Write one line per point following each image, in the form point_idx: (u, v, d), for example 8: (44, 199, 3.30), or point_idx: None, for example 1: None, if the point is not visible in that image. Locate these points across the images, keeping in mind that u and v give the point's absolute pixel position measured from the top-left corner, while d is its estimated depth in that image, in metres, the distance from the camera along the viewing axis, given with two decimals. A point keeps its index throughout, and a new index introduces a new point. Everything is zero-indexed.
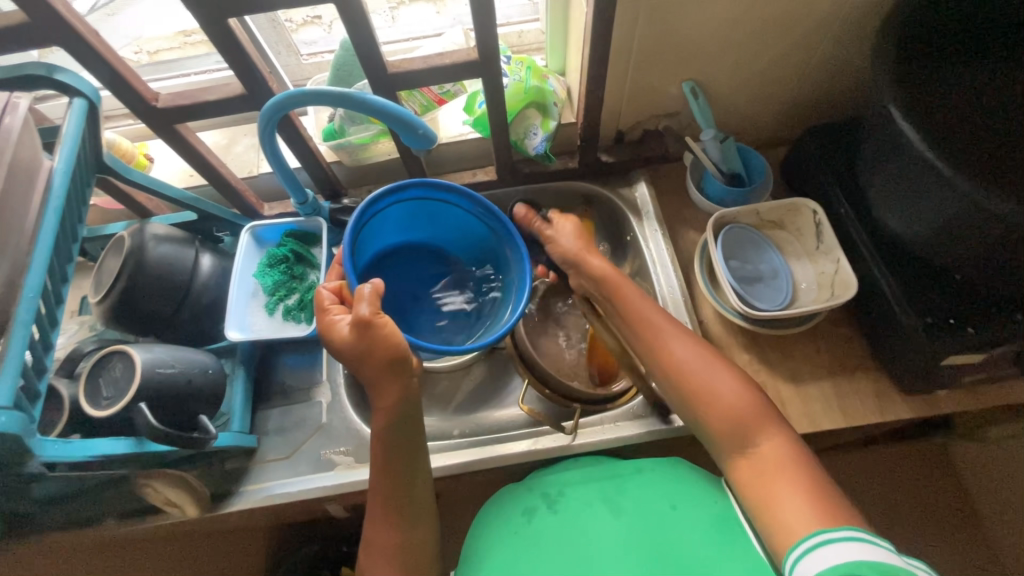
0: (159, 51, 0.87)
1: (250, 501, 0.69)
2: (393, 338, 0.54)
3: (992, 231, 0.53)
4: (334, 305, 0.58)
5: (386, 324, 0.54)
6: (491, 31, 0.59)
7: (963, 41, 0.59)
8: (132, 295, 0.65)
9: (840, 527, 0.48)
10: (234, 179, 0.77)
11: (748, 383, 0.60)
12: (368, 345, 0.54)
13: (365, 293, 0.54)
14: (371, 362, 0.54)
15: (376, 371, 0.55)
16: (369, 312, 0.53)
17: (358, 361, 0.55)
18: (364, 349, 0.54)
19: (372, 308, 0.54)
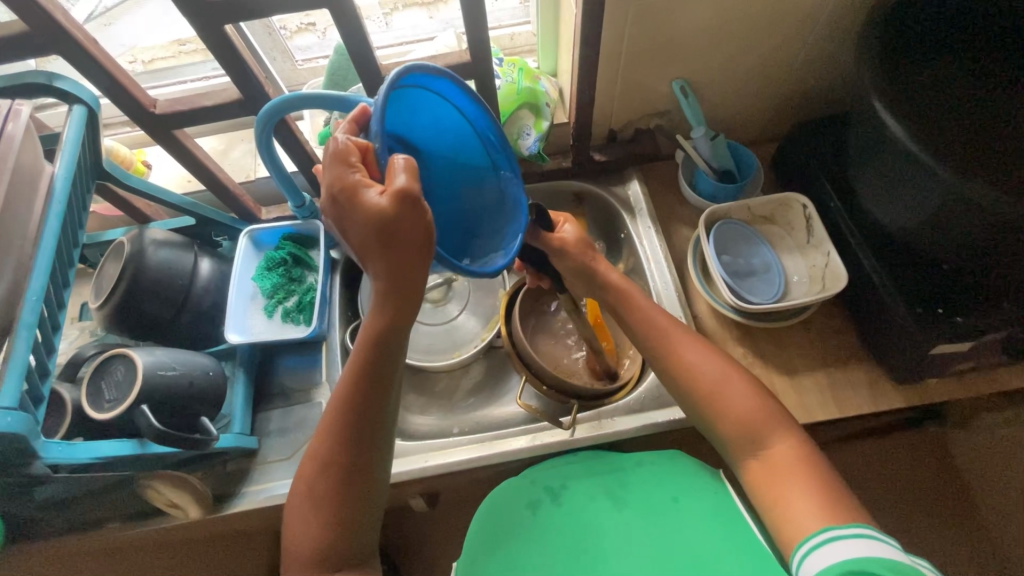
0: (155, 61, 0.88)
1: (253, 501, 0.70)
2: (427, 228, 0.45)
3: (977, 220, 0.54)
4: (358, 164, 0.45)
5: (424, 208, 0.44)
6: (482, 33, 0.60)
7: (945, 39, 0.60)
8: (132, 300, 0.66)
9: (846, 523, 0.49)
10: (232, 184, 0.78)
11: (737, 378, 0.60)
12: (397, 225, 0.43)
13: (403, 166, 0.43)
14: (397, 242, 0.44)
15: (402, 254, 0.45)
16: (407, 185, 0.42)
17: (382, 237, 0.44)
18: (387, 228, 0.43)
19: (413, 183, 0.43)
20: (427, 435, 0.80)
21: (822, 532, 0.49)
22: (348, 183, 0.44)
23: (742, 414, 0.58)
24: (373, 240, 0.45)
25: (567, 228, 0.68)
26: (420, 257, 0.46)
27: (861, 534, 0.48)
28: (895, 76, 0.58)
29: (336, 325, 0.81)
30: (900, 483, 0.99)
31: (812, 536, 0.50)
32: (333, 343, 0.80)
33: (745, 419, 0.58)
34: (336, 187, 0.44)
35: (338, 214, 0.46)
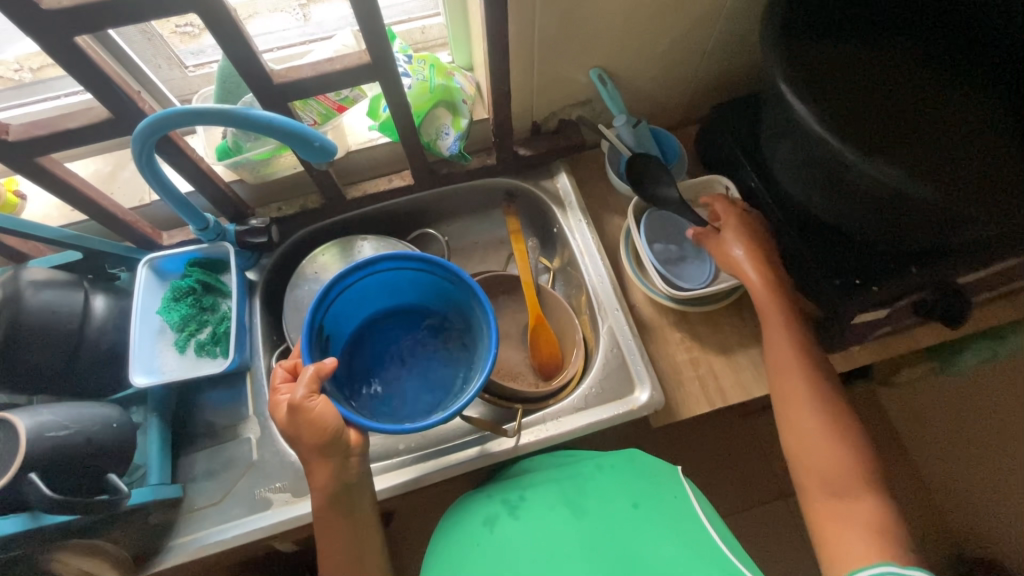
0: (45, 67, 0.77)
1: (183, 555, 0.64)
2: (330, 418, 0.56)
3: (880, 200, 0.56)
4: (285, 383, 0.60)
5: (320, 407, 0.56)
6: (380, 33, 0.56)
7: (842, 19, 0.62)
8: (10, 351, 0.58)
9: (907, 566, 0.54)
10: (121, 211, 0.70)
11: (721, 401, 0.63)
12: (296, 430, 0.56)
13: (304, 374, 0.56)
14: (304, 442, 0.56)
15: (309, 449, 0.56)
16: (302, 396, 0.55)
17: (293, 440, 0.56)
18: (302, 429, 0.55)
19: (306, 395, 0.56)
20: (372, 456, 0.76)
21: (883, 566, 0.54)
22: (275, 401, 0.58)
23: None
24: (297, 442, 0.56)
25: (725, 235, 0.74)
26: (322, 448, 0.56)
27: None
28: (799, 58, 0.58)
29: (260, 353, 0.76)
30: None
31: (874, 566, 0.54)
32: (258, 371, 0.75)
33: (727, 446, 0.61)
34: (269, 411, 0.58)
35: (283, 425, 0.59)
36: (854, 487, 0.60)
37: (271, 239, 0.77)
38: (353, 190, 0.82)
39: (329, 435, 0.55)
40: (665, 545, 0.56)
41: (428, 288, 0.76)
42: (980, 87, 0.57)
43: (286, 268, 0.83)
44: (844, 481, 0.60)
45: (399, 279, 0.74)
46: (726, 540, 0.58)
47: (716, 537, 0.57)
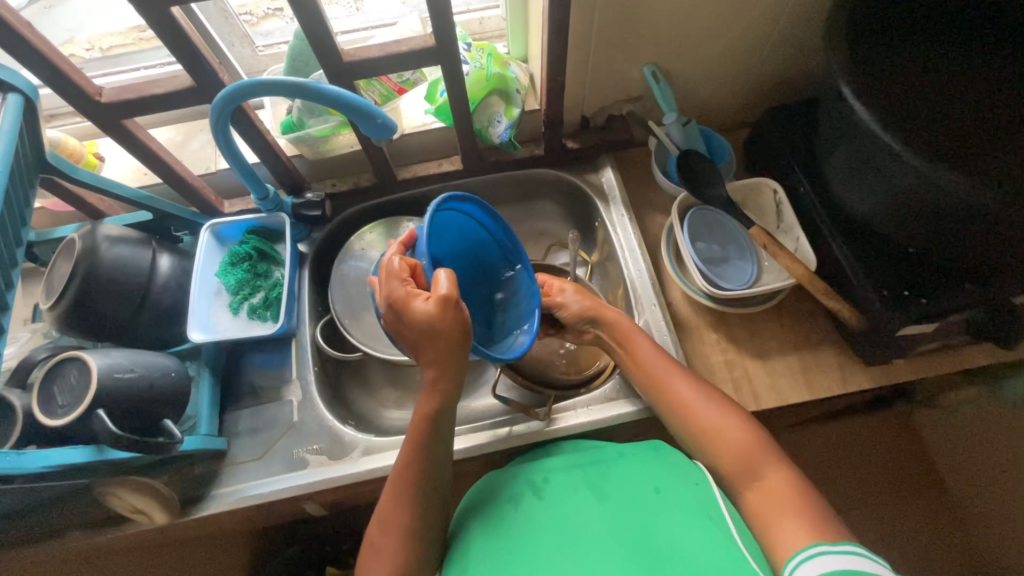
0: (115, 47, 0.83)
1: (223, 504, 0.68)
2: (465, 322, 0.53)
3: (937, 206, 0.55)
4: (406, 278, 0.54)
5: (460, 314, 0.52)
6: (446, 18, 0.58)
7: (909, 23, 0.61)
8: (86, 299, 0.62)
9: (837, 541, 0.49)
10: (190, 176, 0.75)
11: (726, 419, 0.61)
12: (438, 327, 0.52)
13: (444, 277, 0.52)
14: (438, 343, 0.52)
15: (440, 351, 0.53)
16: (451, 293, 0.51)
17: (426, 338, 0.52)
18: (441, 328, 0.52)
19: (454, 291, 0.52)
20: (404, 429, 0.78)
21: (812, 547, 0.49)
22: (400, 296, 0.53)
23: (723, 441, 0.60)
24: (421, 342, 0.53)
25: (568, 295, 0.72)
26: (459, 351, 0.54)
27: (852, 550, 0.48)
28: (863, 59, 0.58)
29: (306, 321, 0.80)
30: (868, 454, 1.04)
31: (801, 551, 0.50)
32: (303, 338, 0.79)
33: (730, 457, 0.59)
34: (387, 301, 0.53)
35: (392, 320, 0.54)
36: (762, 458, 0.58)
37: (324, 213, 0.82)
38: (404, 171, 0.85)
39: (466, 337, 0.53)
40: (687, 530, 0.55)
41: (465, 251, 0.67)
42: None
43: (335, 244, 0.86)
44: (756, 450, 0.58)
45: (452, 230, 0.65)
46: (743, 530, 0.57)
47: (730, 522, 0.57)
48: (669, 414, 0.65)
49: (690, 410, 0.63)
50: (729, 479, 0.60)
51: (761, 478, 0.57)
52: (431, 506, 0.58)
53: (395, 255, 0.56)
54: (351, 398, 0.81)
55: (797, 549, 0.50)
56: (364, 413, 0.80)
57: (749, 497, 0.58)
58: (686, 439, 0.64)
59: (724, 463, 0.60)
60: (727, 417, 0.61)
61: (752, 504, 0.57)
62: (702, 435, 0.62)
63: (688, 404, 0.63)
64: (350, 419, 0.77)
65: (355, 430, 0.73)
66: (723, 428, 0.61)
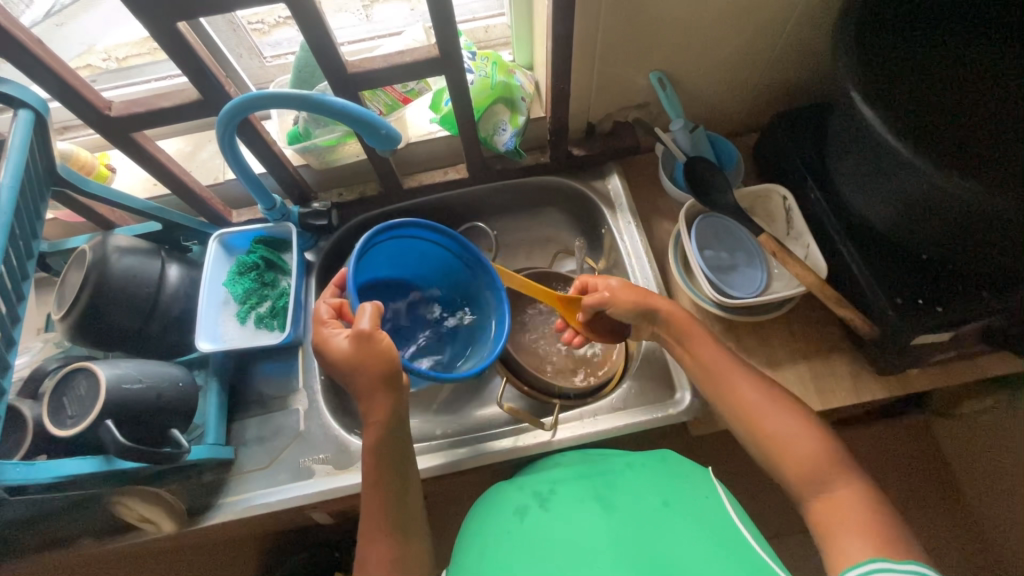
0: (129, 57, 0.85)
1: (230, 513, 0.68)
2: (388, 354, 0.55)
3: (950, 213, 0.54)
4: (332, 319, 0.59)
5: (382, 340, 0.55)
6: (449, 28, 0.58)
7: (919, 28, 0.60)
8: (95, 310, 0.63)
9: (906, 560, 0.47)
10: (198, 187, 0.76)
11: (798, 427, 0.58)
12: (352, 359, 0.54)
13: (366, 311, 0.55)
14: (365, 374, 0.54)
15: (368, 381, 0.54)
16: (371, 326, 0.54)
17: (351, 372, 0.55)
18: (363, 360, 0.54)
19: (370, 324, 0.55)
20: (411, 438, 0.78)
21: (877, 561, 0.48)
22: (323, 334, 0.57)
23: (793, 449, 0.57)
24: (347, 377, 0.55)
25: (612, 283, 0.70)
26: (388, 382, 0.55)
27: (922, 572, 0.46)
28: (871, 64, 0.57)
29: (312, 330, 0.80)
30: (885, 464, 1.01)
31: (867, 564, 0.48)
32: (310, 347, 0.79)
33: (800, 468, 0.56)
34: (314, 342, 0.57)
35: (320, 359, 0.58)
36: (833, 468, 0.55)
37: (330, 222, 0.82)
38: (411, 180, 0.86)
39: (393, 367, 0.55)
40: (699, 543, 0.55)
41: (429, 268, 0.77)
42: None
43: (341, 252, 0.86)
44: (826, 462, 0.55)
45: (398, 251, 0.73)
46: (759, 541, 0.56)
47: (747, 534, 0.56)
48: (737, 420, 0.61)
49: (759, 418, 0.60)
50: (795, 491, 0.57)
51: (831, 491, 0.54)
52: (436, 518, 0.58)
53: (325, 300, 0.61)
54: (357, 406, 0.81)
55: (858, 564, 0.48)
56: None
57: (817, 511, 0.54)
58: (756, 451, 0.60)
59: (792, 477, 0.57)
60: (796, 423, 0.58)
61: (816, 517, 0.54)
62: (774, 446, 0.58)
63: (756, 411, 0.60)
64: (356, 427, 0.77)
65: (361, 439, 0.73)
66: (794, 434, 0.58)
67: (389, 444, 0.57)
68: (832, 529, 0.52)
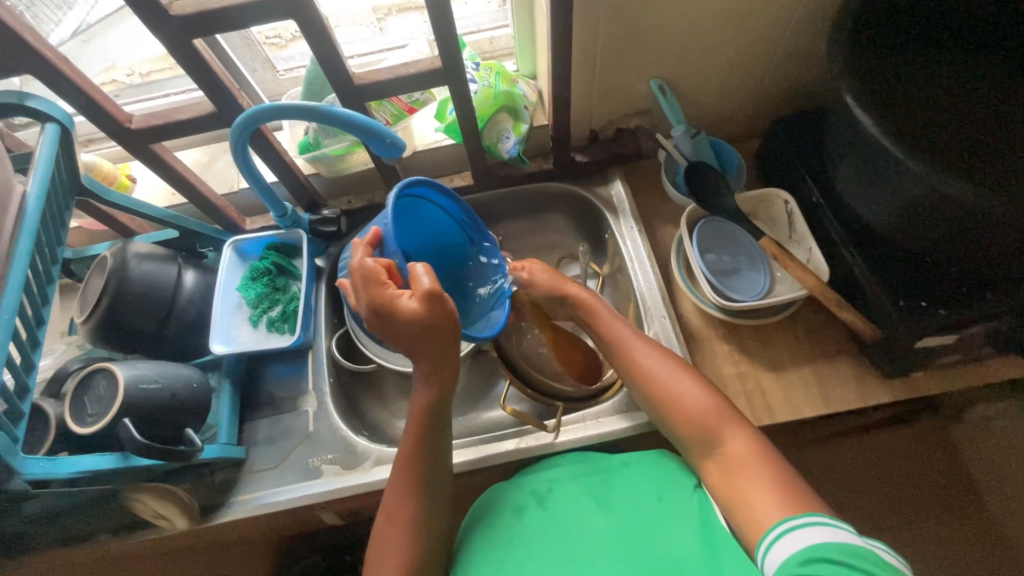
0: (152, 73, 0.89)
1: (241, 512, 0.70)
2: (454, 314, 0.52)
3: (947, 213, 0.54)
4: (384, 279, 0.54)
5: (448, 300, 0.52)
6: (451, 41, 0.61)
7: (913, 34, 0.60)
8: (115, 313, 0.66)
9: (806, 513, 0.50)
10: (214, 196, 0.79)
11: (687, 383, 0.62)
12: (428, 321, 0.51)
13: (424, 271, 0.52)
14: (436, 335, 0.52)
15: (438, 340, 0.53)
16: (438, 283, 0.51)
17: (421, 334, 0.52)
18: (436, 321, 0.51)
19: (436, 282, 0.51)
20: None
21: (779, 526, 0.50)
22: (382, 299, 0.51)
23: (690, 415, 0.60)
24: (416, 339, 0.53)
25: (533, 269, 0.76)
26: (454, 341, 0.54)
27: (819, 521, 0.49)
28: (866, 69, 0.58)
29: (322, 332, 0.82)
30: (902, 471, 0.99)
31: (774, 527, 0.50)
32: (319, 350, 0.81)
33: (696, 426, 0.59)
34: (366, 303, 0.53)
35: (377, 323, 0.54)
36: (724, 427, 0.58)
37: (339, 228, 0.84)
38: None
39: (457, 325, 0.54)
40: (694, 542, 0.55)
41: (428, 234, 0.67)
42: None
43: None
44: (720, 420, 0.59)
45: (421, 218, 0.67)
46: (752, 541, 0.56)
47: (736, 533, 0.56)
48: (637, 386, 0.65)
49: (655, 379, 0.63)
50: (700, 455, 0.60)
51: (721, 447, 0.58)
52: (436, 508, 0.60)
53: (366, 258, 0.54)
54: (365, 409, 0.83)
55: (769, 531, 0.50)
56: (377, 423, 0.82)
57: (715, 476, 0.58)
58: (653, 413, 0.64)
59: None
60: (689, 384, 0.62)
61: (714, 477, 0.58)
62: (671, 407, 0.61)
63: (658, 376, 0.63)
64: (363, 429, 0.79)
65: (368, 440, 0.75)
66: (683, 393, 0.61)
67: (421, 441, 0.59)
68: (742, 485, 0.55)
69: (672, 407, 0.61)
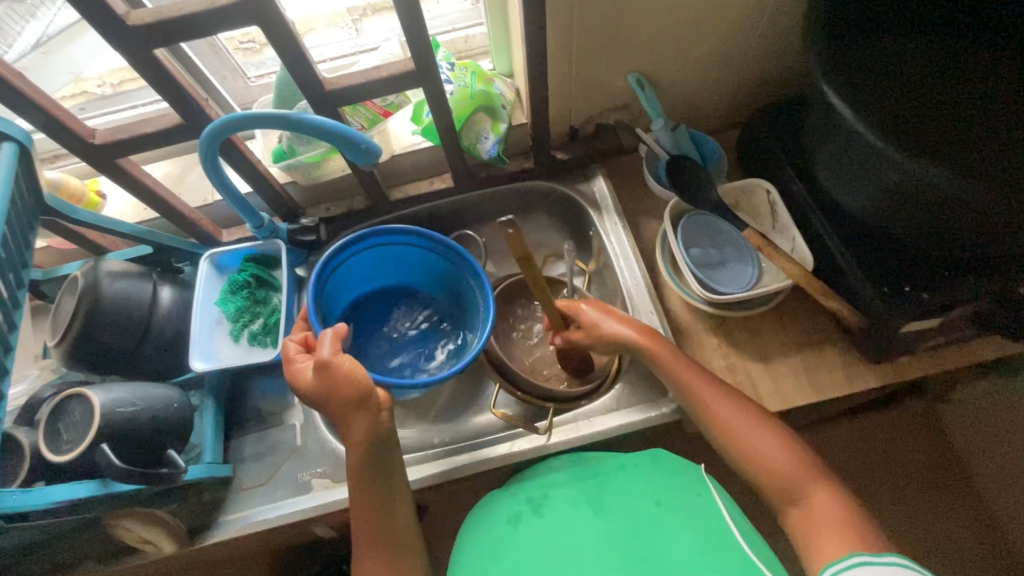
0: (123, 82, 0.87)
1: (231, 531, 0.68)
2: (358, 378, 0.56)
3: (926, 200, 0.54)
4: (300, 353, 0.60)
5: (346, 364, 0.56)
6: (423, 42, 0.59)
7: (884, 23, 0.61)
8: (89, 335, 0.64)
9: (883, 552, 0.50)
10: (187, 210, 0.77)
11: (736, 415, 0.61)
12: (331, 386, 0.55)
13: (329, 338, 0.57)
14: (342, 401, 0.55)
15: (343, 407, 0.56)
16: (329, 353, 0.55)
17: (325, 402, 0.56)
18: (335, 388, 0.55)
19: (334, 349, 0.56)
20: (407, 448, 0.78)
21: (854, 557, 0.50)
22: (294, 369, 0.59)
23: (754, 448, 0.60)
24: (324, 406, 0.56)
25: (587, 314, 0.68)
26: (366, 404, 0.56)
27: (897, 561, 0.49)
28: (839, 59, 0.58)
29: None
30: (892, 454, 1.00)
31: (844, 560, 0.51)
32: None
33: (768, 470, 0.59)
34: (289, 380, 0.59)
35: (294, 393, 0.59)
36: (802, 479, 0.57)
37: (319, 237, 0.84)
38: (396, 192, 0.87)
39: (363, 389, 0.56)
40: (696, 550, 0.55)
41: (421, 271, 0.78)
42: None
43: None
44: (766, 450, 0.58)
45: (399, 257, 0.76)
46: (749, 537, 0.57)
47: (738, 536, 0.56)
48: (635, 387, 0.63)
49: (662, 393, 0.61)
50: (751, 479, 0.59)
51: (807, 496, 0.57)
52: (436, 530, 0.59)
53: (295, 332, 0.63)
54: None
55: (836, 560, 0.51)
56: None
57: (793, 516, 0.57)
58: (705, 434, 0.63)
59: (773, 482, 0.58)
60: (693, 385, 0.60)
61: (796, 522, 0.57)
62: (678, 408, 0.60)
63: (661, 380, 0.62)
64: None
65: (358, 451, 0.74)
66: (714, 406, 0.60)
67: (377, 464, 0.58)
68: (808, 520, 0.54)
69: (727, 434, 0.61)
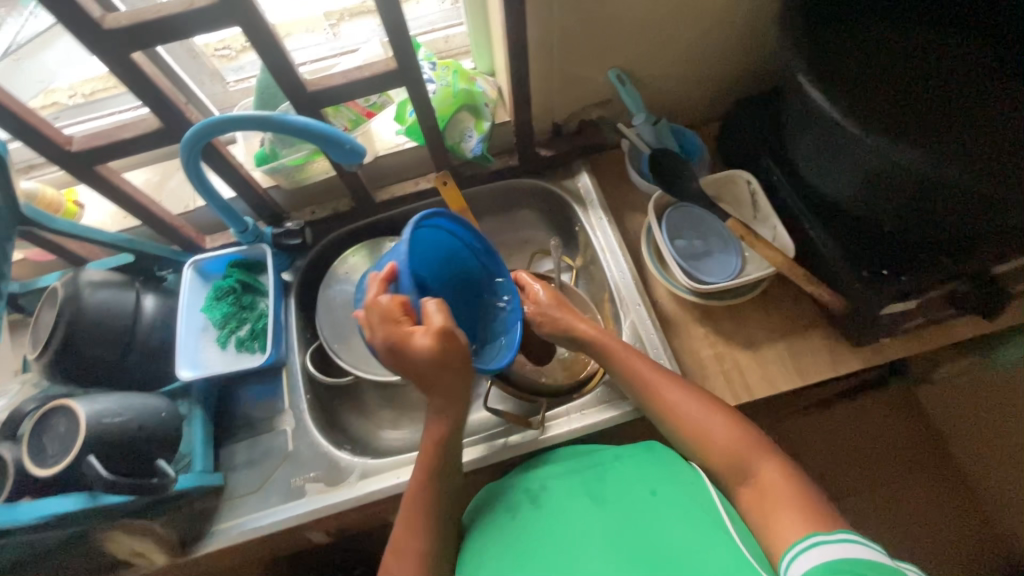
0: (96, 92, 0.85)
1: (224, 540, 0.67)
2: (463, 348, 0.56)
3: (903, 182, 0.55)
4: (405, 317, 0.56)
5: (459, 335, 0.55)
6: (404, 41, 0.59)
7: (855, 16, 0.62)
8: (71, 347, 0.63)
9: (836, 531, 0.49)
10: (169, 216, 0.75)
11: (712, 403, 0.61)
12: (440, 358, 0.54)
13: (437, 309, 0.55)
14: (443, 373, 0.56)
15: (444, 377, 0.56)
16: (444, 323, 0.54)
17: (430, 372, 0.55)
18: (444, 358, 0.54)
19: (448, 319, 0.55)
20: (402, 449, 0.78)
21: (809, 538, 0.50)
22: (398, 337, 0.54)
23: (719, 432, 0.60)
24: (428, 375, 0.55)
25: (540, 295, 0.73)
26: (459, 375, 0.57)
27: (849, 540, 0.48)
28: (815, 49, 0.59)
29: (295, 349, 0.80)
30: (877, 436, 1.02)
31: (801, 542, 0.50)
32: (294, 366, 0.79)
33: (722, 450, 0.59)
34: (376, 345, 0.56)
35: (394, 359, 0.56)
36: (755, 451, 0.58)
37: (304, 240, 0.82)
38: (382, 194, 0.86)
39: (463, 357, 0.56)
40: (690, 531, 0.55)
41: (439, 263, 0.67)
42: (1008, 85, 0.57)
43: (319, 270, 0.87)
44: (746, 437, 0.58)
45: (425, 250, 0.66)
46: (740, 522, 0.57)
47: (728, 523, 0.56)
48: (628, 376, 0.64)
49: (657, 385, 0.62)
50: (723, 471, 0.59)
51: (756, 473, 0.57)
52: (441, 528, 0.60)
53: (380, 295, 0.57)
54: (345, 422, 0.81)
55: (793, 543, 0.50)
56: (359, 436, 0.80)
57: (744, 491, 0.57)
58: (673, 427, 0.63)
59: None
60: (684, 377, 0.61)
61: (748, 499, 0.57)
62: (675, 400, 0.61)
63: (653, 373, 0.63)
64: (345, 443, 0.77)
65: (351, 454, 0.73)
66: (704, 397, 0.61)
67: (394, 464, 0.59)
68: (773, 500, 0.55)
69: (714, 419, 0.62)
